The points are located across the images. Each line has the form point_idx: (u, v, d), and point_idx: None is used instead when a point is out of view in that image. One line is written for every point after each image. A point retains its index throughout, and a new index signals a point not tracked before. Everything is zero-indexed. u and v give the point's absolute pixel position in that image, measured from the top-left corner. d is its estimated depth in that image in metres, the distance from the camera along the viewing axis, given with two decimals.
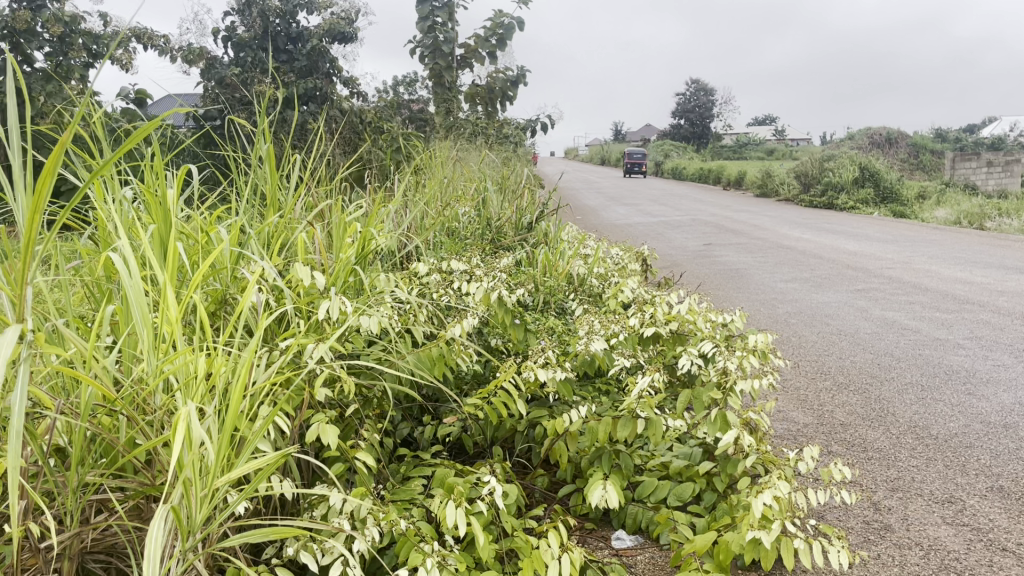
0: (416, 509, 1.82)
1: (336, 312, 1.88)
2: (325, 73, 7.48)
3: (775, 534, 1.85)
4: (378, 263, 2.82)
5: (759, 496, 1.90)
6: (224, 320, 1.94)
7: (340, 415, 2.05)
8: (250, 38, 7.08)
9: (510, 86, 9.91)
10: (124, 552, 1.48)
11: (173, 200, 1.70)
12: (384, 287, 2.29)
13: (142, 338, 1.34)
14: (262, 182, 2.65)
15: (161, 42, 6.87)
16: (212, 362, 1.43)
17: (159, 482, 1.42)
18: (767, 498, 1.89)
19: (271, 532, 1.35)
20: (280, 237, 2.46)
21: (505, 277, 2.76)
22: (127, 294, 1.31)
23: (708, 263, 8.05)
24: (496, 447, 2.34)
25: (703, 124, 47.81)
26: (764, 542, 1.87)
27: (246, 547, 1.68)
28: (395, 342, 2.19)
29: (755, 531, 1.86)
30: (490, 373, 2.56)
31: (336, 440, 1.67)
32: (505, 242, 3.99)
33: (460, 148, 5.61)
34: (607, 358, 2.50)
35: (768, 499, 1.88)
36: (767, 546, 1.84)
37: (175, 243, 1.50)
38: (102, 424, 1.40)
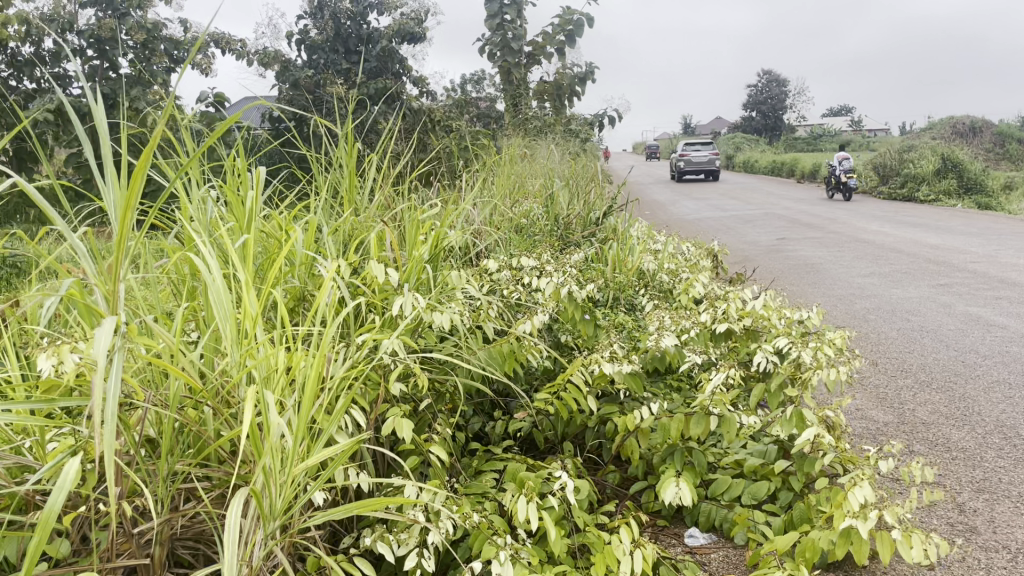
0: (489, 502, 1.83)
1: (409, 308, 1.91)
2: (395, 73, 7.60)
3: (871, 528, 1.77)
4: (451, 260, 2.86)
5: (857, 489, 1.82)
6: (302, 316, 1.98)
7: (413, 409, 2.07)
8: (323, 41, 7.30)
9: (578, 82, 9.90)
10: (211, 539, 1.50)
11: (255, 198, 1.75)
12: (455, 283, 2.32)
13: (225, 334, 1.38)
14: (339, 180, 2.67)
15: (239, 46, 7.10)
16: (293, 357, 1.46)
17: (244, 471, 1.44)
18: (862, 490, 1.80)
19: (354, 511, 1.38)
20: (354, 237, 2.50)
21: (576, 270, 2.73)
22: (209, 288, 1.36)
23: (782, 258, 7.90)
24: (567, 443, 2.34)
25: (776, 116, 46.76)
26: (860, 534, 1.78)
27: (324, 537, 1.71)
28: (467, 337, 2.22)
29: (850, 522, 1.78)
30: (560, 369, 2.55)
31: (410, 434, 1.69)
32: (574, 238, 3.98)
33: (528, 145, 5.63)
34: (678, 354, 2.45)
35: (866, 490, 1.80)
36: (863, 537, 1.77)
37: (252, 239, 1.53)
38: (190, 416, 1.43)
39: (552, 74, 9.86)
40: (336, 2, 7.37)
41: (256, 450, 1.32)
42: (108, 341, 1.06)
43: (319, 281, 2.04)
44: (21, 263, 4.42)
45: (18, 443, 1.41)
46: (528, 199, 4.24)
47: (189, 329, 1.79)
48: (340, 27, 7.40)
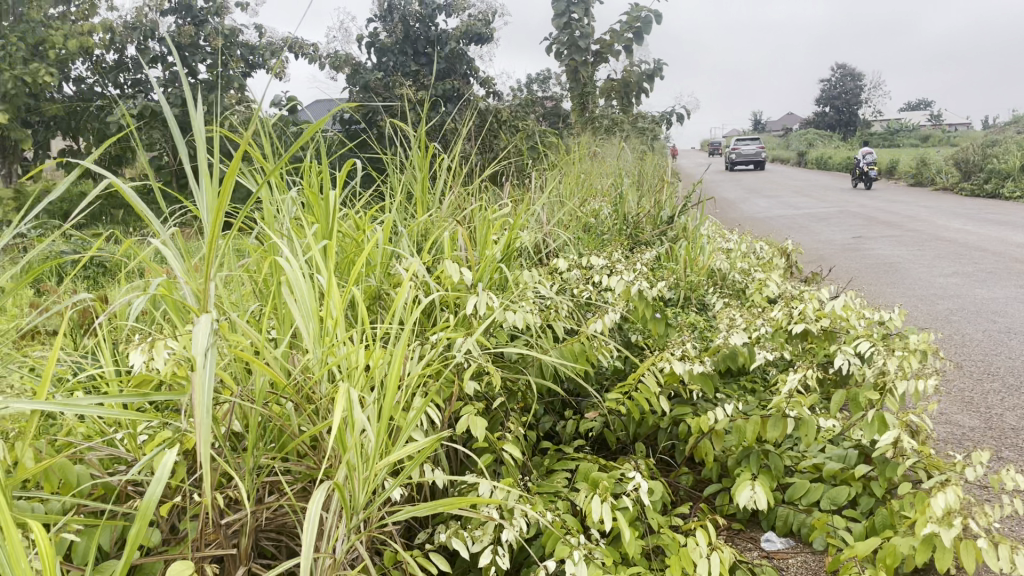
0: (562, 501, 1.82)
1: (483, 307, 1.92)
2: (463, 74, 7.66)
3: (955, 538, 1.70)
4: (521, 259, 2.86)
5: (940, 495, 1.75)
6: (378, 314, 2.01)
7: (487, 407, 2.08)
8: (392, 43, 7.43)
9: (646, 79, 9.82)
10: (293, 531, 1.53)
11: (335, 198, 1.79)
12: (528, 282, 2.33)
13: (307, 332, 1.42)
14: (412, 181, 2.71)
15: (311, 50, 7.27)
16: (373, 355, 1.48)
17: (325, 466, 1.46)
18: (946, 497, 1.73)
19: (433, 508, 1.39)
20: (428, 237, 2.53)
21: (646, 269, 2.69)
22: (293, 287, 1.38)
23: (859, 257, 7.68)
24: (639, 444, 2.32)
25: (850, 111, 45.53)
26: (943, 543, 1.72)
27: (401, 531, 1.73)
28: (539, 336, 2.22)
29: (933, 531, 1.71)
30: (630, 369, 2.53)
31: (484, 432, 1.69)
32: (645, 237, 3.94)
33: (597, 143, 5.60)
34: (753, 354, 2.41)
35: (951, 497, 1.73)
36: (946, 544, 1.69)
37: (332, 239, 1.56)
38: (274, 411, 1.46)
39: (620, 72, 9.79)
40: (405, 5, 7.47)
41: (339, 445, 1.34)
42: (206, 338, 1.10)
43: (395, 281, 2.07)
44: (108, 264, 4.61)
45: (112, 435, 1.47)
46: (598, 198, 4.23)
47: (271, 326, 1.83)
48: (409, 30, 7.51)
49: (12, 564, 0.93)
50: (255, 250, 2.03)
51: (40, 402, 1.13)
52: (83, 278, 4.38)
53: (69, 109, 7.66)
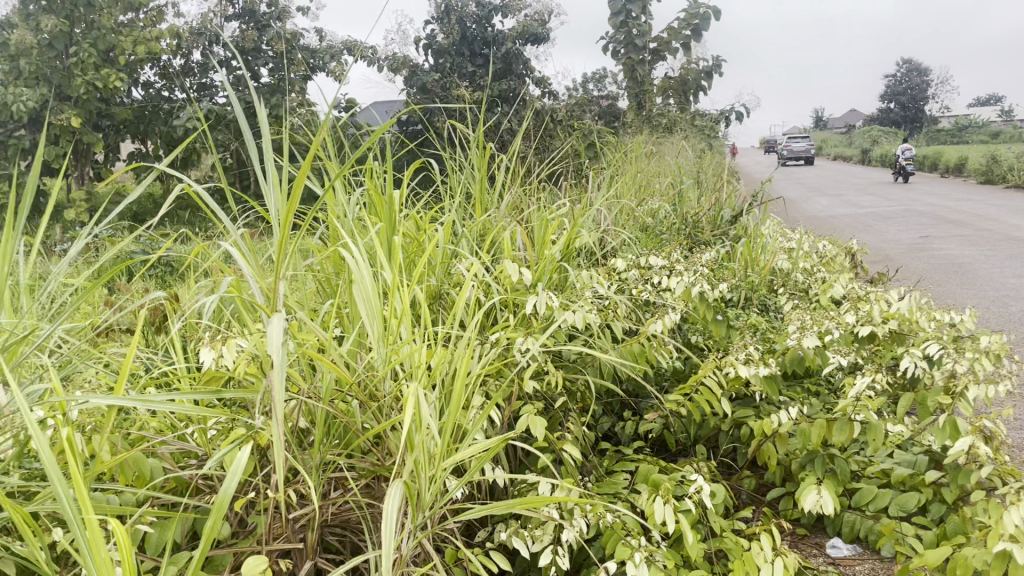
0: (622, 503, 1.81)
1: (543, 306, 1.91)
2: (519, 74, 7.68)
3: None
4: (579, 258, 2.84)
5: (1013, 509, 1.68)
6: (439, 313, 2.02)
7: (546, 407, 2.08)
8: (449, 45, 7.50)
9: (704, 77, 9.70)
10: (357, 527, 1.54)
11: (397, 199, 1.81)
12: (587, 283, 2.32)
13: (372, 331, 1.43)
14: (470, 181, 2.72)
15: (370, 53, 7.39)
16: (435, 353, 1.49)
17: (388, 463, 1.47)
18: (1021, 511, 1.66)
19: (497, 508, 1.39)
20: (487, 236, 2.54)
21: (707, 269, 2.65)
22: (358, 286, 1.40)
23: (926, 258, 7.46)
24: (699, 446, 2.29)
25: (916, 107, 44.31)
26: (1017, 559, 1.65)
27: (462, 528, 1.74)
28: (598, 335, 2.21)
29: (1006, 546, 1.64)
30: (690, 370, 2.49)
31: (544, 431, 1.68)
32: (705, 235, 3.89)
33: (655, 142, 5.56)
34: (818, 356, 2.35)
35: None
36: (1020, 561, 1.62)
37: (395, 238, 1.57)
38: (340, 409, 1.48)
39: (678, 70, 9.69)
40: (462, 6, 7.52)
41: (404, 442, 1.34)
42: (278, 337, 1.11)
43: (456, 281, 2.08)
44: (175, 263, 4.74)
45: (182, 430, 1.52)
46: (657, 197, 4.19)
47: (334, 325, 1.86)
48: (466, 31, 7.57)
49: (94, 556, 0.96)
50: (319, 250, 2.05)
51: (119, 398, 1.16)
52: (151, 276, 4.49)
53: (138, 113, 7.91)
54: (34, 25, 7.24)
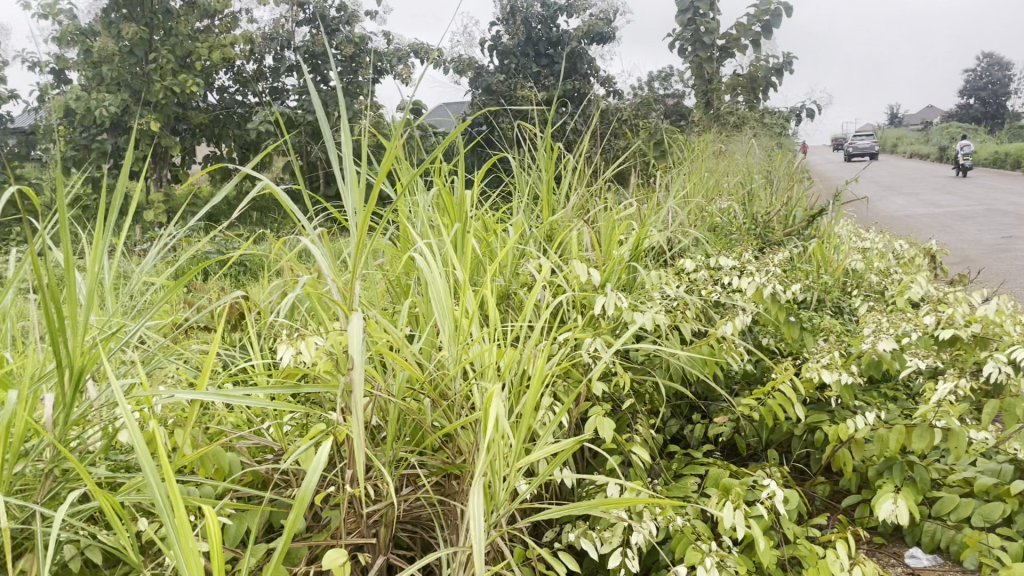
0: (692, 506, 1.78)
1: (613, 307, 1.90)
2: (585, 74, 7.65)
3: None
4: (648, 259, 2.81)
5: None
6: (507, 314, 2.03)
7: (615, 408, 2.06)
8: (515, 45, 7.54)
9: (774, 73, 9.50)
10: (427, 524, 1.56)
11: (467, 199, 1.82)
12: (655, 283, 2.29)
13: (444, 329, 1.44)
14: (537, 181, 2.71)
15: (436, 55, 7.47)
16: (506, 353, 1.49)
17: (459, 461, 1.48)
18: None
19: (570, 509, 1.38)
20: (554, 236, 2.53)
21: (779, 270, 2.59)
22: (430, 286, 1.41)
23: (1010, 259, 7.16)
24: (771, 450, 2.25)
25: (996, 102, 42.59)
26: None
27: (530, 528, 1.75)
28: (667, 337, 2.18)
29: None
30: (762, 373, 2.45)
31: (614, 433, 1.66)
32: (777, 235, 3.81)
33: (723, 141, 5.47)
34: (896, 361, 2.28)
35: None
36: None
37: (466, 237, 1.58)
38: (412, 407, 1.50)
39: (746, 67, 9.51)
40: (527, 6, 7.53)
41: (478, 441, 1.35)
42: (359, 336, 1.13)
43: (524, 281, 2.08)
44: (248, 263, 4.86)
45: (259, 425, 1.56)
46: (726, 197, 4.12)
47: (405, 324, 1.88)
48: (531, 31, 7.59)
49: (183, 546, 0.99)
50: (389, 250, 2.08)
51: (202, 393, 1.20)
52: (225, 276, 4.61)
53: (213, 117, 8.14)
54: (117, 33, 7.52)
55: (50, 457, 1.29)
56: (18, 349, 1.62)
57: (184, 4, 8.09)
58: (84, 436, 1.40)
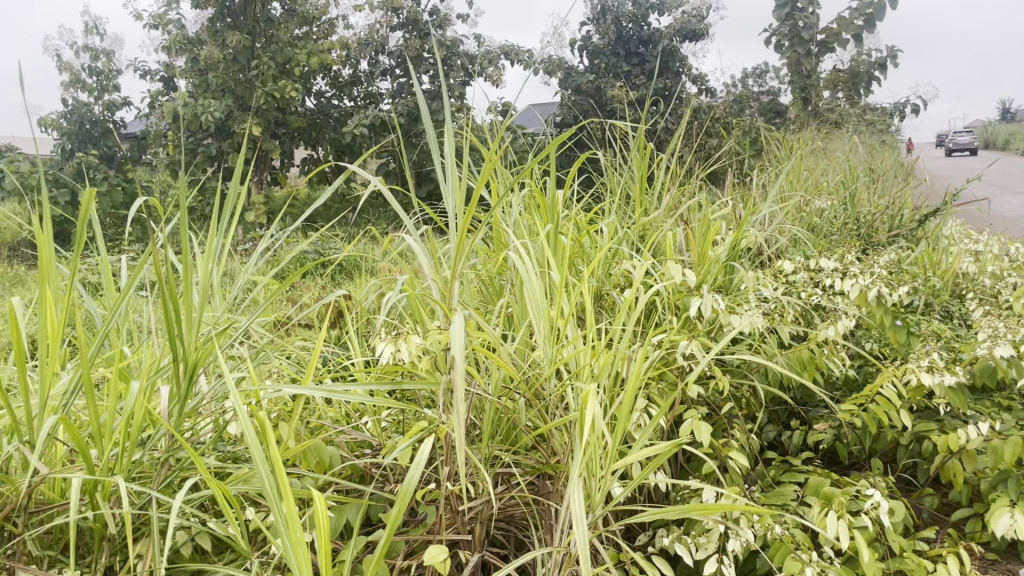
0: (791, 515, 1.74)
1: (709, 309, 1.87)
2: (677, 72, 7.55)
3: None
4: (745, 259, 2.74)
5: None
6: (601, 315, 2.02)
7: (711, 412, 2.03)
8: (605, 45, 7.51)
9: (877, 68, 9.14)
10: (521, 523, 1.57)
11: (560, 200, 1.82)
12: (752, 285, 2.24)
13: (539, 329, 1.44)
14: (630, 180, 2.69)
15: (526, 56, 7.51)
16: (603, 355, 1.48)
17: (554, 462, 1.48)
18: None
19: (668, 514, 1.36)
20: (647, 237, 2.50)
21: (884, 272, 2.49)
22: (526, 286, 1.42)
23: None
24: (874, 459, 2.17)
25: None
26: None
27: (624, 531, 1.74)
28: (764, 340, 2.13)
29: None
30: (864, 378, 2.36)
31: (711, 437, 1.63)
32: (880, 236, 3.66)
33: (822, 138, 5.30)
34: (1012, 368, 2.16)
35: None
36: None
37: (561, 236, 1.58)
38: (508, 406, 1.51)
39: (847, 62, 9.19)
40: (618, 6, 7.50)
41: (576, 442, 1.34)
42: (461, 337, 1.15)
43: (617, 282, 2.07)
44: (342, 263, 4.98)
45: (359, 421, 1.60)
46: (826, 196, 4.00)
47: (497, 323, 1.89)
48: (622, 30, 7.55)
49: (291, 535, 1.02)
50: (483, 250, 2.10)
51: (308, 388, 1.23)
52: (321, 275, 4.74)
53: (311, 121, 8.40)
54: (222, 41, 7.85)
55: (166, 447, 1.35)
56: (136, 344, 1.71)
57: (285, 12, 8.38)
58: (196, 428, 1.46)
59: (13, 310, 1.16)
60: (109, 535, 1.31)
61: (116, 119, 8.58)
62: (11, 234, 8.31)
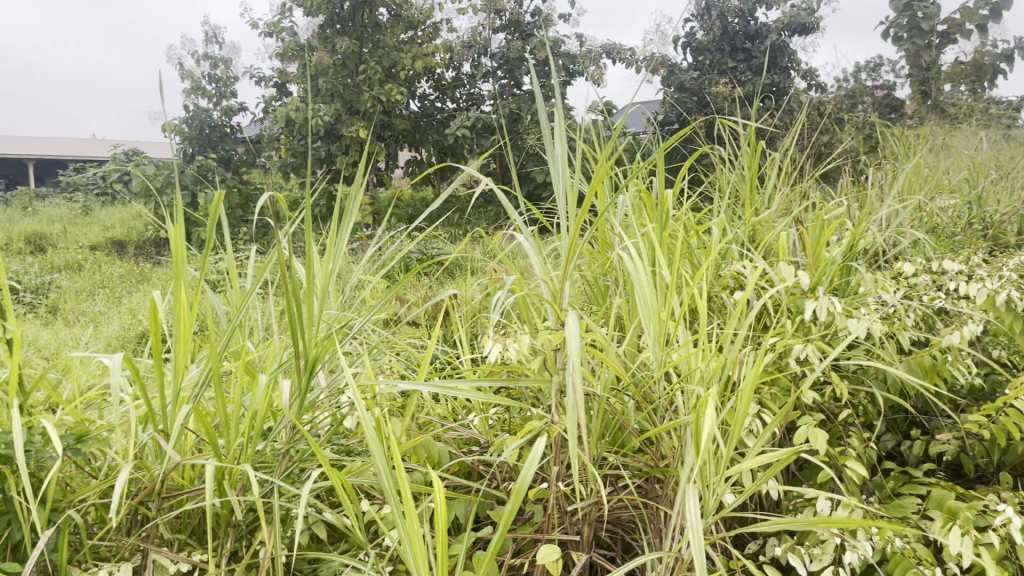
0: (911, 529, 1.66)
1: (824, 313, 1.81)
2: (785, 68, 7.34)
3: None
4: (863, 262, 2.63)
5: None
6: (711, 317, 1.99)
7: (825, 419, 1.96)
8: (709, 41, 7.38)
9: (1005, 59, 8.61)
10: (629, 525, 1.55)
11: (669, 200, 1.80)
12: (870, 288, 2.15)
13: (649, 331, 1.43)
14: (740, 179, 2.62)
15: (628, 54, 7.44)
16: (715, 358, 1.45)
17: (663, 466, 1.46)
18: None
19: (785, 524, 1.32)
20: (758, 238, 2.44)
21: (1015, 275, 2.33)
22: (635, 287, 1.41)
23: None
24: (1003, 473, 2.04)
25: None
26: None
27: (733, 538, 1.70)
28: (882, 345, 2.04)
29: None
30: (993, 388, 2.22)
31: (827, 445, 1.57)
32: (1010, 236, 3.44)
33: (944, 134, 5.03)
34: None
35: None
36: None
37: (672, 237, 1.56)
38: (616, 408, 1.50)
39: (971, 54, 8.70)
40: (723, 1, 7.40)
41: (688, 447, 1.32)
42: (575, 338, 1.15)
43: (726, 283, 2.03)
44: (446, 263, 5.06)
45: (467, 418, 1.63)
46: (949, 194, 3.79)
47: (603, 325, 1.89)
48: (727, 26, 7.42)
49: (409, 528, 1.05)
50: (589, 252, 2.10)
51: (422, 384, 1.26)
52: (427, 274, 4.83)
53: (415, 123, 8.59)
54: (331, 47, 8.12)
55: (287, 439, 1.41)
56: (258, 341, 1.79)
57: (391, 17, 8.58)
58: (315, 421, 1.52)
59: (152, 305, 1.23)
60: (235, 521, 1.37)
61: (233, 124, 9.00)
62: (138, 234, 8.85)
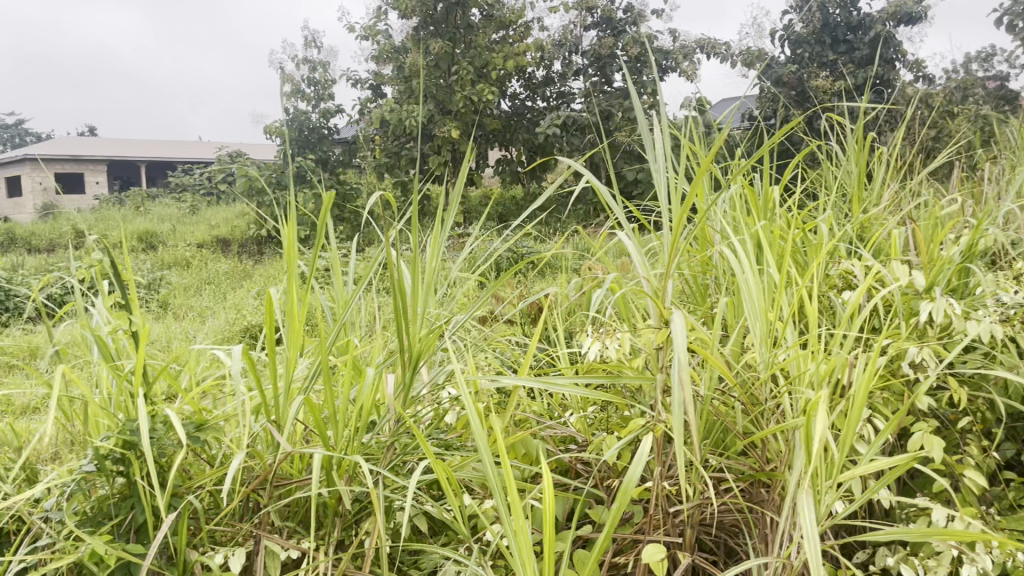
0: None
1: (941, 314, 1.72)
2: (890, 59, 7.06)
3: None
4: (980, 261, 2.50)
5: None
6: (816, 318, 1.93)
7: (939, 424, 1.87)
8: (809, 34, 7.20)
9: None
10: (733, 529, 1.52)
11: (774, 196, 1.76)
12: (989, 288, 2.04)
13: (756, 331, 1.39)
14: (848, 175, 2.52)
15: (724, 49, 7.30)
16: (825, 359, 1.40)
17: (770, 469, 1.43)
18: None
19: (900, 534, 1.27)
20: (866, 236, 2.35)
21: None
22: (740, 286, 1.38)
23: None
24: None
25: None
26: None
27: (840, 546, 1.64)
28: (1003, 348, 1.93)
29: None
30: None
31: (943, 453, 1.49)
32: None
33: None
34: None
35: None
36: None
37: (779, 233, 1.52)
38: (719, 408, 1.47)
39: None
40: None
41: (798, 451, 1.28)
42: (681, 336, 1.13)
43: (833, 283, 1.96)
44: (539, 262, 5.06)
45: (566, 415, 1.63)
46: None
47: (704, 325, 1.86)
48: (829, 17, 7.23)
49: (515, 523, 1.05)
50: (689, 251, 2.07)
51: (525, 380, 1.27)
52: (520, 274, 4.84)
53: (506, 123, 8.64)
54: (425, 48, 8.24)
55: (393, 431, 1.44)
56: (361, 336, 1.84)
57: (484, 17, 8.66)
58: (418, 415, 1.55)
59: (268, 297, 1.28)
60: (342, 510, 1.41)
61: (331, 126, 9.25)
62: (241, 233, 9.18)
